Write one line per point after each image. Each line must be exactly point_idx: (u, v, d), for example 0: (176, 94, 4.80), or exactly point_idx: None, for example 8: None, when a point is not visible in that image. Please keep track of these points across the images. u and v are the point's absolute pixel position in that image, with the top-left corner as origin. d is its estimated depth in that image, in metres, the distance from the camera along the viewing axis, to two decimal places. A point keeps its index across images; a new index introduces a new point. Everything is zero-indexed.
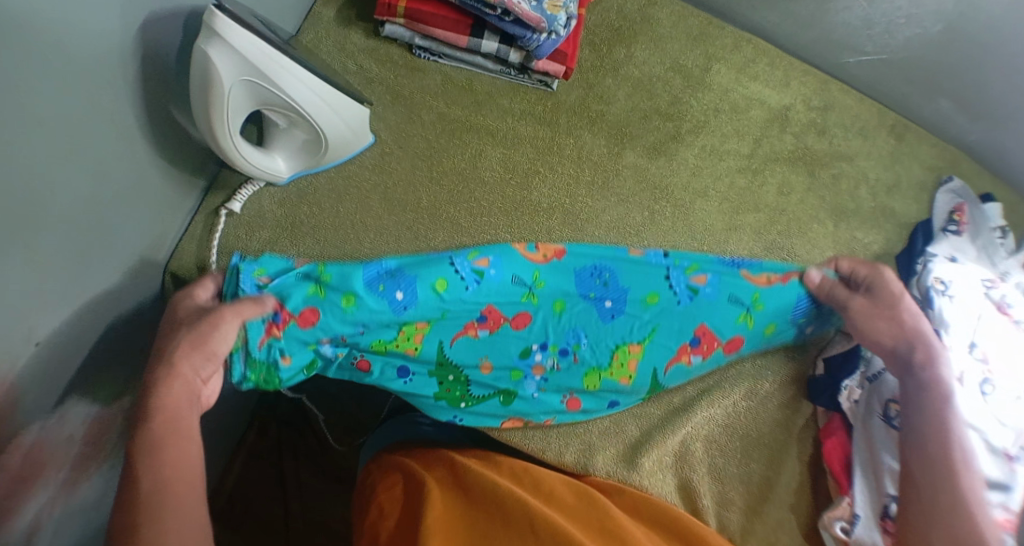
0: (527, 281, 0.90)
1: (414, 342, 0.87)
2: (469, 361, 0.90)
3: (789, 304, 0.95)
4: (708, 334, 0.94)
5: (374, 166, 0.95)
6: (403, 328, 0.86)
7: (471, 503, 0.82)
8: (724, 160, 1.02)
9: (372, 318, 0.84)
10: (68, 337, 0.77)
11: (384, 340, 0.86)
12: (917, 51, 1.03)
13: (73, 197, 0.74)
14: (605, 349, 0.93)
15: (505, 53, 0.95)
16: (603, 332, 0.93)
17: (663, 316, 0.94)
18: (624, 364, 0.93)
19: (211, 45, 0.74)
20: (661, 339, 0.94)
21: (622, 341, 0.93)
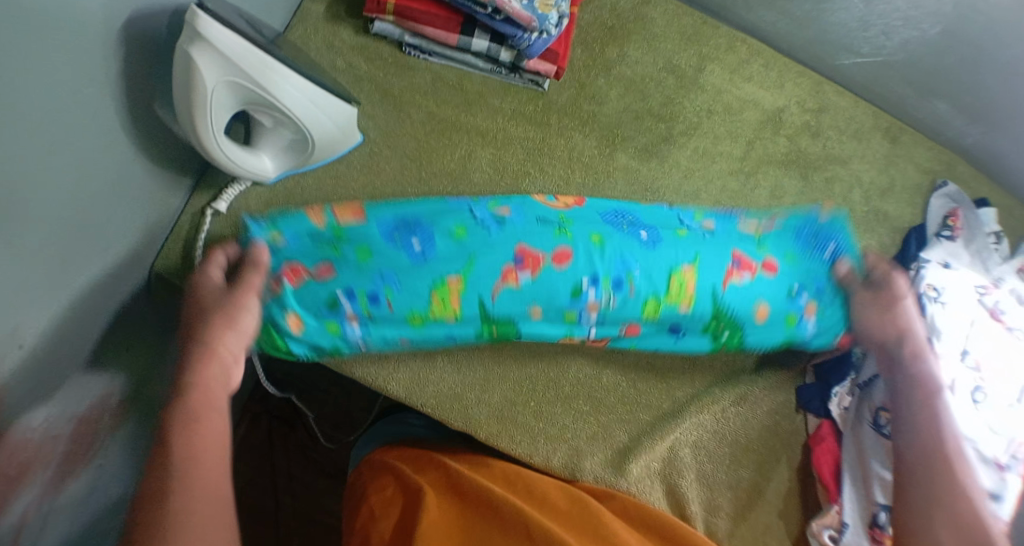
0: (554, 221, 0.87)
1: (452, 305, 0.83)
2: (518, 312, 0.84)
3: (791, 241, 0.93)
4: (740, 255, 0.90)
5: (363, 166, 0.94)
6: (437, 292, 0.82)
7: (465, 507, 0.82)
8: (717, 162, 1.01)
9: (388, 265, 0.82)
10: (49, 338, 0.77)
11: (420, 310, 0.83)
12: (914, 53, 1.01)
13: (55, 198, 0.73)
14: (661, 273, 0.86)
15: (495, 52, 0.94)
16: (653, 258, 0.87)
17: (697, 242, 0.89)
18: (682, 287, 0.87)
19: (192, 43, 0.72)
20: (704, 256, 0.88)
21: (673, 267, 0.86)
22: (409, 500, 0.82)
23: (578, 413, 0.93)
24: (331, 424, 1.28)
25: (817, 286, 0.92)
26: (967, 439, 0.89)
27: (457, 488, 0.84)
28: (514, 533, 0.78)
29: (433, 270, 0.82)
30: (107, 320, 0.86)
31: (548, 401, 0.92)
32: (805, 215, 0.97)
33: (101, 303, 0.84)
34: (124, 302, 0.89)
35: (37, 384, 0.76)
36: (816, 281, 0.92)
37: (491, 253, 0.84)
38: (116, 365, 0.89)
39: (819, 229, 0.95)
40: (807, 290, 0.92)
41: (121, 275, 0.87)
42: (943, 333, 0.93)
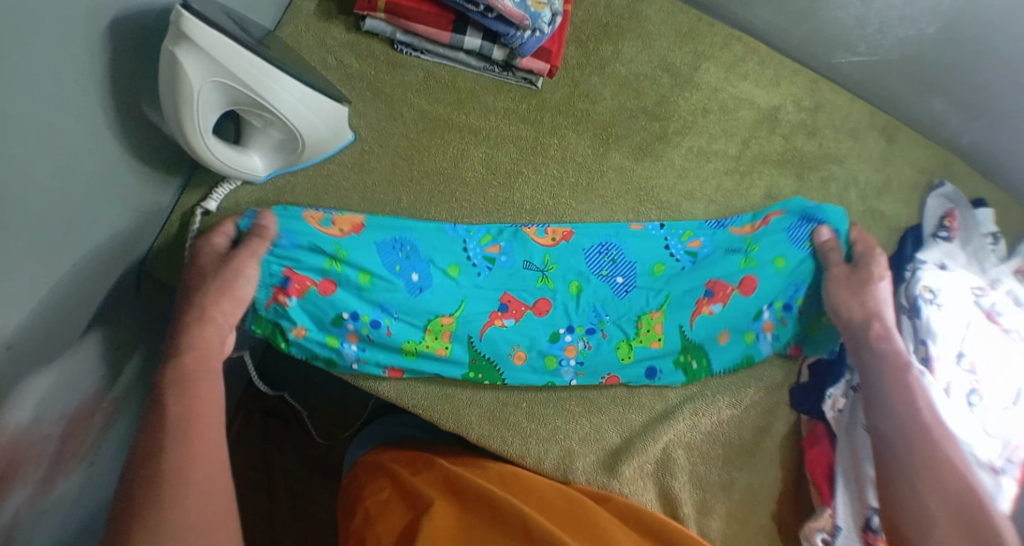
0: (539, 265, 0.94)
1: (444, 341, 0.90)
2: (503, 352, 0.91)
3: (786, 238, 0.98)
4: (720, 284, 0.96)
5: (354, 165, 0.93)
6: (430, 328, 0.89)
7: (464, 508, 0.81)
8: (712, 161, 1.00)
9: (388, 297, 0.88)
10: (38, 340, 0.77)
11: (414, 340, 0.89)
12: (911, 52, 1.00)
13: (42, 200, 0.72)
14: (629, 319, 0.95)
15: (488, 50, 0.93)
16: (623, 306, 0.95)
17: (672, 283, 0.96)
18: (651, 329, 0.95)
19: (176, 44, 0.72)
20: (675, 302, 0.96)
21: (643, 312, 0.95)
22: (407, 504, 0.82)
23: (570, 414, 0.92)
24: (325, 422, 1.28)
25: (784, 304, 0.97)
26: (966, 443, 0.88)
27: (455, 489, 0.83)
28: (514, 534, 0.77)
29: (429, 308, 0.89)
30: (97, 320, 0.86)
31: (539, 402, 0.92)
32: (786, 210, 1.00)
33: (90, 304, 0.84)
34: (115, 301, 0.88)
35: (26, 386, 0.75)
36: (788, 295, 0.97)
37: (480, 299, 0.92)
38: (106, 365, 0.89)
39: (818, 215, 0.99)
40: (773, 309, 0.97)
41: (110, 275, 0.86)
42: (939, 334, 0.93)
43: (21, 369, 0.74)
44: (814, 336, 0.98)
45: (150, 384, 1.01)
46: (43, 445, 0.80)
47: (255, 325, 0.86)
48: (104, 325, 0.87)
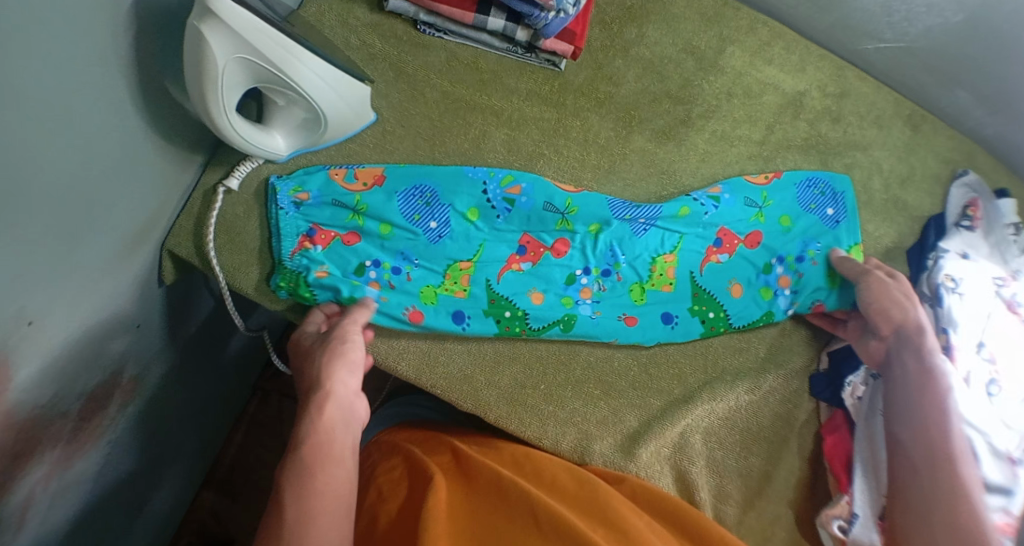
0: (559, 208, 0.92)
1: (461, 284, 0.91)
2: (520, 293, 0.91)
3: (794, 197, 0.99)
4: (729, 234, 0.96)
5: (375, 145, 0.93)
6: (449, 271, 0.90)
7: (471, 492, 0.81)
8: (735, 146, 1.00)
9: (408, 245, 0.89)
10: (62, 317, 0.77)
11: (433, 285, 0.90)
12: (939, 39, 0.99)
13: (66, 177, 0.72)
14: (644, 262, 0.94)
15: (512, 31, 0.92)
16: (638, 246, 0.94)
17: (690, 228, 0.96)
18: (663, 273, 0.95)
19: (203, 20, 0.71)
20: (688, 243, 0.95)
21: (657, 254, 0.95)
22: (417, 482, 0.82)
23: (588, 397, 0.92)
24: None
25: (796, 257, 0.97)
26: (982, 432, 0.88)
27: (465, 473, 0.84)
28: (518, 512, 0.76)
29: (447, 253, 0.90)
30: (121, 300, 0.86)
31: (559, 384, 0.92)
32: (787, 174, 1.00)
33: (115, 281, 0.84)
34: (138, 282, 0.88)
35: (46, 365, 0.76)
36: (798, 250, 0.97)
37: (498, 242, 0.92)
38: (128, 345, 0.89)
39: (827, 182, 1.00)
40: (786, 264, 0.97)
41: (134, 253, 0.86)
42: (960, 325, 0.92)
43: (42, 345, 0.75)
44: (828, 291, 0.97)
45: (172, 365, 1.01)
46: (62, 422, 0.82)
47: (280, 278, 0.87)
48: (127, 303, 0.87)
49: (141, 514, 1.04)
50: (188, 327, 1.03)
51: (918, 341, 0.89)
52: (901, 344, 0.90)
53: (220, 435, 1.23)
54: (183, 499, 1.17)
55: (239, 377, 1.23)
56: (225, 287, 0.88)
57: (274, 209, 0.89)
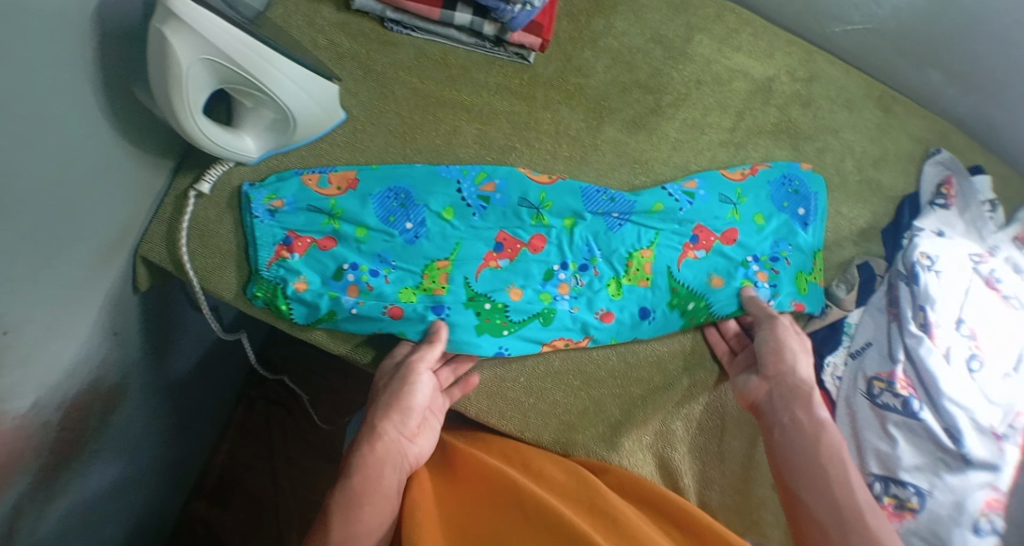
0: (534, 203, 0.93)
1: (440, 283, 0.89)
2: (497, 290, 0.90)
3: (767, 194, 0.99)
4: (705, 231, 0.96)
5: (347, 143, 0.92)
6: (427, 272, 0.89)
7: (460, 486, 0.81)
8: (706, 133, 1.00)
9: (385, 247, 0.89)
10: (38, 325, 0.76)
11: (412, 286, 0.89)
12: (904, 19, 1.00)
13: (38, 181, 0.72)
14: (621, 257, 0.94)
15: (478, 26, 0.93)
16: (615, 240, 0.94)
17: (666, 222, 0.95)
18: (640, 268, 0.94)
19: (165, 22, 0.71)
20: (665, 239, 0.95)
21: (634, 249, 0.94)
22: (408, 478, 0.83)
23: (569, 388, 0.91)
24: (328, 407, 1.29)
25: (770, 257, 0.96)
26: (964, 408, 0.87)
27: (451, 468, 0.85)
28: (507, 508, 0.76)
29: (424, 253, 0.90)
30: (96, 307, 0.85)
31: (539, 377, 0.91)
32: (772, 165, 1.00)
33: (90, 288, 0.84)
34: (114, 289, 0.88)
35: (24, 372, 0.75)
36: (772, 250, 0.97)
37: (475, 240, 0.91)
38: (107, 353, 0.89)
39: (802, 181, 1.00)
40: (761, 262, 0.96)
41: (108, 260, 0.86)
42: (937, 301, 0.91)
43: (19, 353, 0.74)
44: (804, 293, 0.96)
45: (153, 372, 1.00)
46: (43, 434, 0.80)
47: (257, 288, 0.86)
48: (103, 310, 0.87)
49: (129, 526, 1.03)
50: (168, 335, 1.02)
51: (805, 393, 0.84)
52: (786, 392, 0.85)
53: (207, 444, 1.22)
54: (171, 511, 1.15)
55: (223, 385, 1.22)
56: (199, 291, 0.87)
57: (248, 217, 0.88)
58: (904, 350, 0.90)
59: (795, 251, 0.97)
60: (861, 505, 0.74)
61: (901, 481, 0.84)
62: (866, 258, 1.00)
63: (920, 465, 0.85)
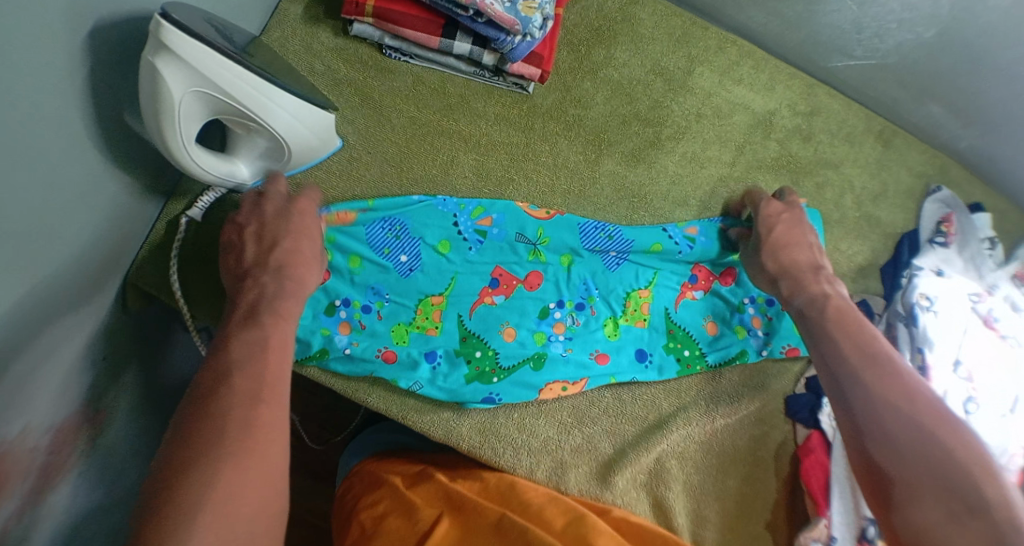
0: (531, 238, 0.92)
1: (434, 321, 0.89)
2: (491, 331, 0.90)
3: None
4: (703, 270, 0.97)
5: (341, 173, 0.91)
6: (421, 307, 0.89)
7: (465, 526, 0.77)
8: (706, 167, 0.99)
9: (379, 280, 0.88)
10: (23, 358, 0.74)
11: (404, 322, 0.88)
12: (908, 56, 0.99)
13: (25, 213, 0.70)
14: (618, 297, 0.94)
15: (478, 55, 0.91)
16: (613, 280, 0.94)
17: (664, 262, 0.96)
18: (637, 308, 0.95)
19: (155, 53, 0.69)
20: (662, 278, 0.96)
21: (631, 289, 0.95)
22: (410, 519, 0.78)
23: (562, 425, 0.90)
24: (316, 427, 1.25)
25: (767, 299, 0.97)
26: None
27: (456, 508, 0.79)
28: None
29: (419, 288, 0.89)
30: (83, 334, 0.83)
31: (531, 413, 0.89)
32: None
33: (77, 317, 0.82)
34: (99, 314, 0.86)
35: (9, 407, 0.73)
36: None
37: (470, 275, 0.91)
38: (91, 381, 0.87)
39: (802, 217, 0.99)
40: (757, 305, 0.97)
41: (95, 287, 0.84)
42: (935, 343, 0.91)
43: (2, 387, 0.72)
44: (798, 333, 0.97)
45: (139, 397, 0.99)
46: (25, 467, 0.78)
47: None
48: (89, 338, 0.85)
49: None
50: (154, 357, 1.00)
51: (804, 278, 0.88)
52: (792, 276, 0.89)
53: None
54: None
55: None
56: (187, 318, 0.87)
57: None
58: None
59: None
60: (855, 366, 0.77)
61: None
62: (864, 296, 0.99)
63: None
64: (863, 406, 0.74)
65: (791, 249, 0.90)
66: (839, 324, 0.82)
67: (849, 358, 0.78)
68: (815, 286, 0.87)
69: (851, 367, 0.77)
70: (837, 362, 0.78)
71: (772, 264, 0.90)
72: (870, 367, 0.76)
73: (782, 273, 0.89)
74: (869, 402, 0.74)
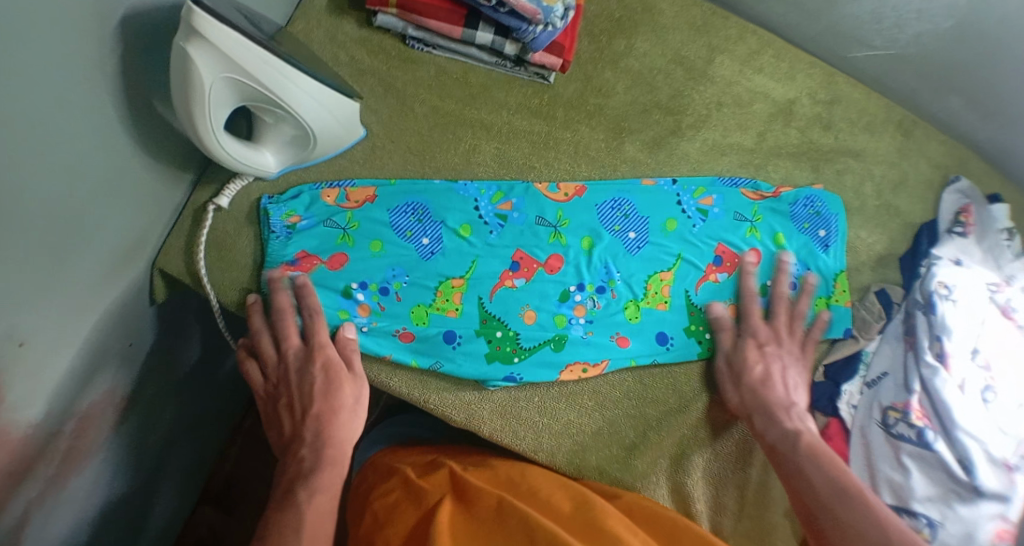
0: (551, 221, 0.93)
1: (454, 303, 0.89)
2: (512, 312, 0.90)
3: (789, 214, 0.99)
4: (728, 252, 0.96)
5: (365, 160, 0.93)
6: (441, 288, 0.89)
7: (468, 513, 0.78)
8: (726, 155, 1.00)
9: (400, 261, 0.89)
10: (53, 338, 0.76)
11: (425, 304, 0.89)
12: (927, 45, 1.00)
13: (57, 198, 0.71)
14: (639, 280, 0.94)
15: (500, 45, 0.92)
16: (634, 263, 0.94)
17: (682, 241, 0.96)
18: (658, 291, 0.94)
19: (187, 39, 0.71)
20: (686, 260, 0.95)
21: (652, 271, 0.94)
22: (418, 504, 0.80)
23: (582, 409, 0.90)
24: None
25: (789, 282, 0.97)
26: (977, 440, 0.86)
27: (463, 498, 0.80)
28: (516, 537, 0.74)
29: (440, 270, 0.90)
30: (113, 318, 0.85)
31: (551, 396, 0.90)
32: (796, 189, 1.00)
33: (107, 302, 0.83)
34: (129, 300, 0.87)
35: (39, 382, 0.75)
36: (791, 273, 0.97)
37: (492, 258, 0.91)
38: (120, 365, 0.88)
39: (822, 203, 1.00)
40: None
41: (125, 273, 0.85)
42: (953, 331, 0.91)
43: (36, 366, 0.74)
44: (825, 321, 0.97)
45: (165, 381, 1.00)
46: (54, 446, 0.80)
47: (267, 304, 0.85)
48: (120, 323, 0.86)
49: (135, 528, 1.03)
50: (182, 344, 1.02)
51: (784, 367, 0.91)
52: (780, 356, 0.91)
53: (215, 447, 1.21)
54: (179, 512, 1.16)
55: (232, 392, 1.21)
56: (214, 305, 0.87)
57: (265, 230, 0.88)
58: (919, 381, 0.90)
59: (814, 276, 0.97)
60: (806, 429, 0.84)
61: (913, 511, 0.85)
62: (883, 285, 1.00)
63: (933, 495, 0.85)
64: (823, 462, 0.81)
65: (767, 389, 0.89)
66: (793, 471, 0.82)
67: (821, 496, 0.78)
68: (789, 423, 0.86)
69: (822, 504, 0.78)
70: (807, 500, 0.79)
71: (748, 403, 0.89)
72: (840, 503, 0.77)
73: (756, 411, 0.88)
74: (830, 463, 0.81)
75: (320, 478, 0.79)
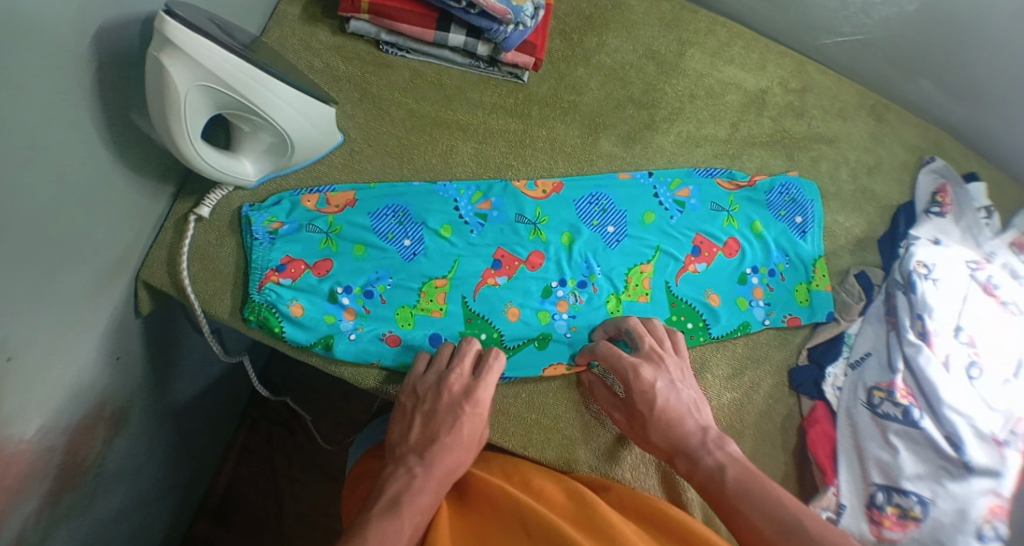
0: (531, 219, 0.94)
1: (438, 303, 0.89)
2: (495, 310, 0.90)
3: (765, 204, 1.00)
4: (706, 242, 0.97)
5: (344, 165, 0.93)
6: (425, 290, 0.90)
7: (463, 505, 0.79)
8: (701, 146, 1.01)
9: (383, 264, 0.89)
10: (42, 350, 0.76)
11: (409, 305, 0.89)
12: (894, 29, 1.02)
13: (39, 208, 0.72)
14: (620, 273, 0.94)
15: (472, 46, 0.94)
16: (614, 257, 0.95)
17: (661, 234, 0.96)
18: (639, 283, 0.94)
19: (160, 49, 0.72)
20: (665, 252, 0.96)
21: (633, 264, 0.95)
22: None
23: (570, 402, 0.91)
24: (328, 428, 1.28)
25: (769, 269, 0.98)
26: (964, 415, 0.87)
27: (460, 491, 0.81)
28: (506, 523, 0.73)
29: (422, 271, 0.90)
30: (100, 330, 0.85)
31: (538, 391, 0.90)
32: (771, 177, 1.01)
33: (93, 314, 0.83)
34: (114, 312, 0.87)
35: (27, 395, 0.74)
36: (772, 261, 0.98)
37: (473, 257, 0.92)
38: (109, 378, 0.88)
39: (798, 189, 1.01)
40: (760, 275, 0.97)
41: (110, 285, 0.85)
42: (934, 308, 0.92)
43: (25, 379, 0.74)
44: (808, 306, 0.97)
45: (155, 395, 1.00)
46: (46, 460, 0.80)
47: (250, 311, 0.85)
48: (107, 335, 0.86)
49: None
50: (171, 357, 1.02)
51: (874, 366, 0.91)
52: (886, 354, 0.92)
53: (211, 463, 1.21)
54: (175, 530, 1.15)
55: (224, 406, 1.21)
56: (200, 314, 0.86)
57: (246, 235, 0.88)
58: (903, 360, 0.91)
59: (792, 263, 0.99)
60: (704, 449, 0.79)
61: (903, 490, 0.85)
62: (862, 268, 1.00)
63: (922, 473, 0.85)
64: (742, 503, 0.74)
65: (678, 424, 0.81)
66: (731, 510, 0.75)
67: (765, 535, 0.72)
68: (709, 457, 0.79)
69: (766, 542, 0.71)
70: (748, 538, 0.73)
71: (663, 443, 0.81)
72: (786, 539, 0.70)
73: (676, 450, 0.81)
74: (762, 504, 0.73)
75: (420, 500, 0.74)
